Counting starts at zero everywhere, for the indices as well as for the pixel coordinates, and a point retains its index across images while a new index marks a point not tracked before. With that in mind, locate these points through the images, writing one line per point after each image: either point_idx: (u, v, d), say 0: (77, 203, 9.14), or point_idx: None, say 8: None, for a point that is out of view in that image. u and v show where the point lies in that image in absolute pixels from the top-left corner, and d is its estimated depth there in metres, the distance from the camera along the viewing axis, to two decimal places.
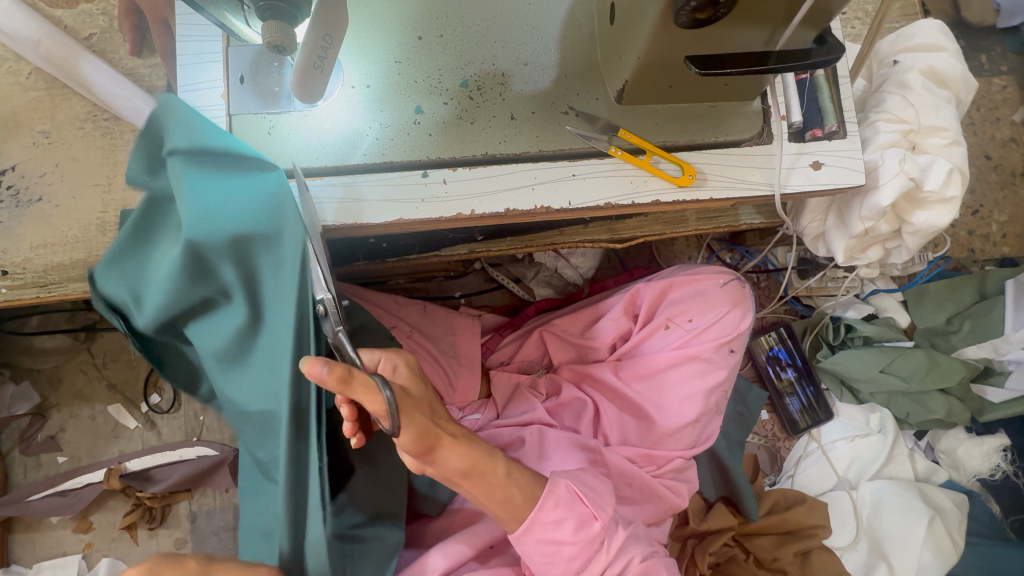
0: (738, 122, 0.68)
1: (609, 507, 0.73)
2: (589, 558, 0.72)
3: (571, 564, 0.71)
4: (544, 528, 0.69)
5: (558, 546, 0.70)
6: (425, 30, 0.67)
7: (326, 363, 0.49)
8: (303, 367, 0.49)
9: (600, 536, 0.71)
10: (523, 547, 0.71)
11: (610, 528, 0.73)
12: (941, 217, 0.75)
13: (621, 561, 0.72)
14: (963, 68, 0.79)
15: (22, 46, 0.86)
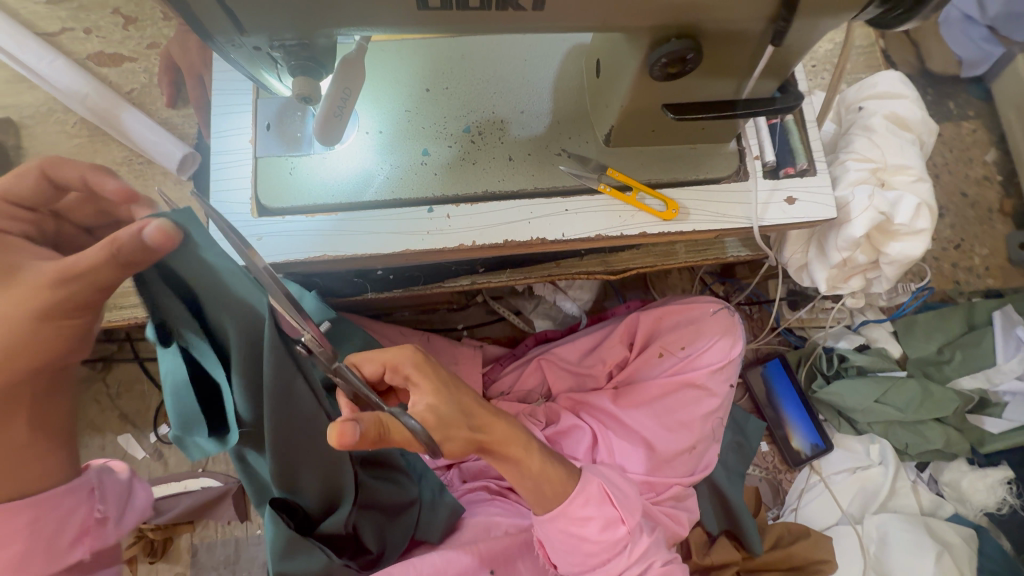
0: (715, 162, 0.74)
1: (636, 513, 0.77)
2: (609, 559, 0.76)
3: (589, 560, 0.76)
4: (571, 522, 0.74)
5: (581, 540, 0.75)
6: (432, 83, 0.75)
7: (355, 429, 0.51)
8: (334, 445, 0.51)
9: (625, 539, 0.76)
10: (546, 532, 0.76)
11: (635, 534, 0.77)
12: (913, 248, 0.81)
13: (643, 566, 0.77)
14: (923, 113, 0.86)
15: (70, 99, 0.96)
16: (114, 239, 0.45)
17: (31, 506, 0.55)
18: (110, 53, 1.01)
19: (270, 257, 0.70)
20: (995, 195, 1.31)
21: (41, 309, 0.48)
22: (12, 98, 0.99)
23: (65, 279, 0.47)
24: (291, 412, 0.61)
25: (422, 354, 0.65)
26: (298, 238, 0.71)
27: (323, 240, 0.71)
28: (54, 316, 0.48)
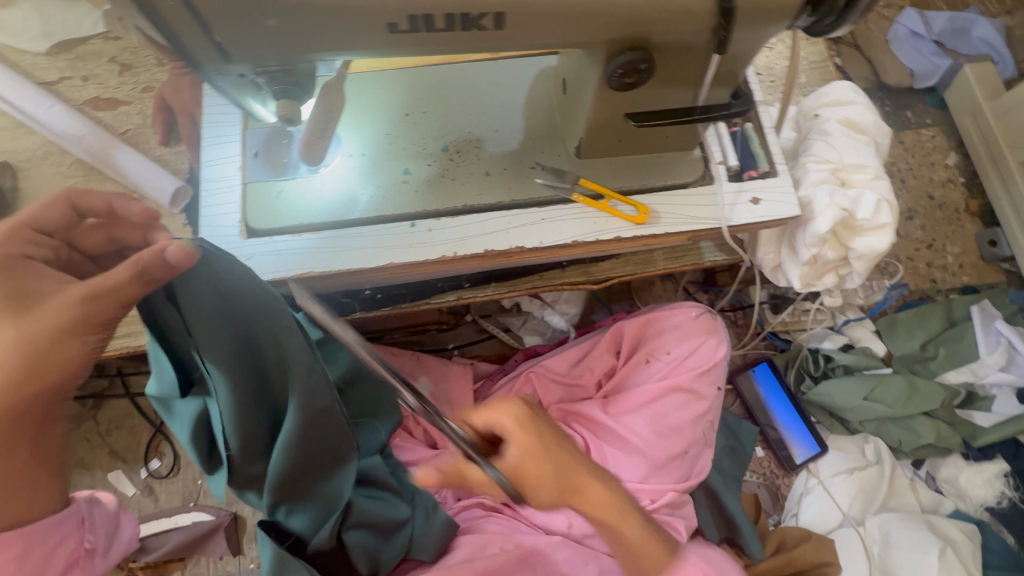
0: (681, 167, 0.78)
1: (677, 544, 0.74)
2: None
3: None
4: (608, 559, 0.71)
5: None
6: (411, 108, 0.80)
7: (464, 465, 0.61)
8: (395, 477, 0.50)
9: None
10: None
11: None
12: (878, 243, 0.84)
13: None
14: (874, 117, 0.91)
15: (68, 142, 1.00)
16: (138, 257, 0.47)
17: (23, 537, 0.57)
18: (106, 98, 1.06)
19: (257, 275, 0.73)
20: (960, 196, 1.37)
21: (62, 330, 0.48)
22: (10, 143, 1.03)
23: (90, 299, 0.47)
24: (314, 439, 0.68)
25: (524, 410, 0.67)
26: (286, 256, 0.74)
27: (309, 257, 0.74)
28: (76, 332, 0.48)
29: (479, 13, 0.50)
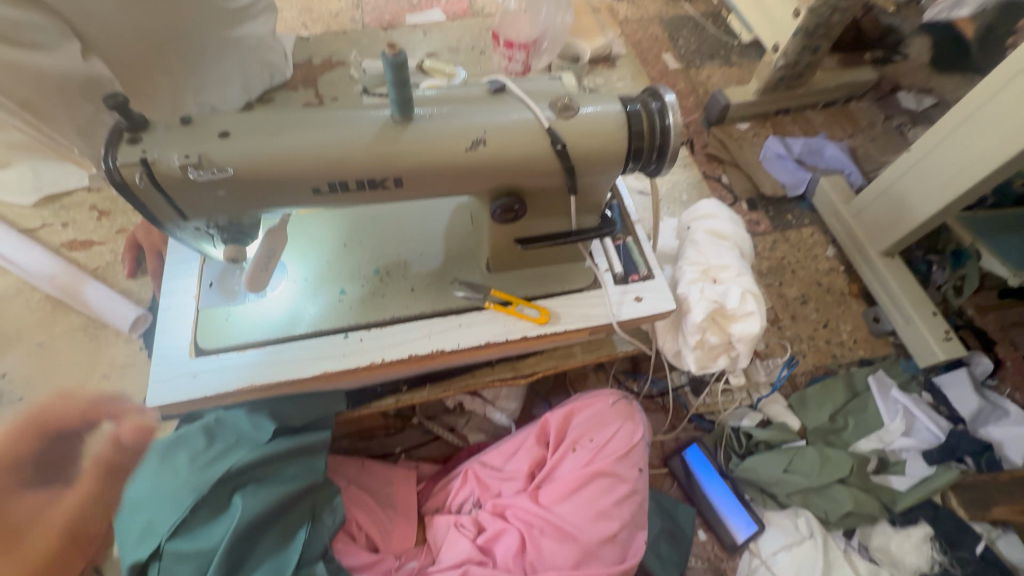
0: (575, 275, 0.94)
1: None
2: None
3: None
4: None
5: None
6: (348, 240, 0.95)
7: None
8: None
9: None
10: None
11: None
12: (750, 327, 0.99)
13: None
14: (735, 227, 1.12)
15: (39, 280, 1.11)
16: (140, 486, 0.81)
17: None
18: (82, 240, 1.20)
19: (203, 390, 0.81)
20: (844, 281, 1.58)
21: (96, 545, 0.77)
22: None
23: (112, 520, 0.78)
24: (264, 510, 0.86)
25: None
26: (231, 371, 0.83)
27: (252, 370, 0.83)
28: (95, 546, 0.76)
29: (382, 177, 0.66)
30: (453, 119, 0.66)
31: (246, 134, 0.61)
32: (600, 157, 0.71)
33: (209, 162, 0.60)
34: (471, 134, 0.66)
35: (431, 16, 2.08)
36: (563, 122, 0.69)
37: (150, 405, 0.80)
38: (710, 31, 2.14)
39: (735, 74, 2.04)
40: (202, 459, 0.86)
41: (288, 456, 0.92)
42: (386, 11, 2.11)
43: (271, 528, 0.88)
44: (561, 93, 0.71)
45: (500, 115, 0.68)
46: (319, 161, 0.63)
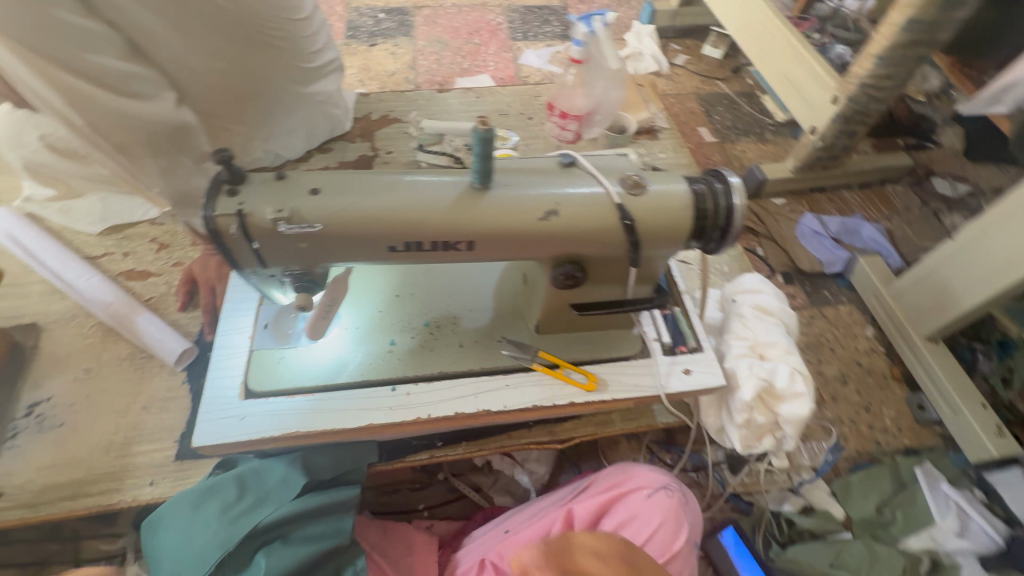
0: (624, 342, 0.94)
1: None
2: None
3: None
4: None
5: None
6: (401, 290, 0.97)
7: None
8: None
9: None
10: None
11: None
12: (799, 409, 0.97)
13: None
14: (782, 303, 1.11)
15: (95, 306, 1.14)
16: None
17: None
18: (140, 270, 1.24)
19: (249, 434, 0.81)
20: (884, 363, 1.54)
21: None
22: (43, 307, 1.17)
23: None
24: None
25: None
26: (278, 416, 0.83)
27: (299, 417, 0.83)
28: None
29: (456, 240, 0.69)
30: (528, 190, 0.69)
31: (336, 192, 0.64)
32: (664, 233, 0.73)
33: (300, 218, 0.63)
34: (545, 205, 0.69)
35: (480, 81, 2.22)
36: (631, 199, 0.71)
37: (195, 445, 0.79)
38: (744, 109, 2.24)
39: (770, 151, 2.11)
40: (232, 512, 0.86)
41: (314, 514, 0.89)
42: (438, 73, 2.26)
43: None
44: (629, 170, 0.74)
45: (572, 189, 0.70)
46: (400, 222, 0.66)
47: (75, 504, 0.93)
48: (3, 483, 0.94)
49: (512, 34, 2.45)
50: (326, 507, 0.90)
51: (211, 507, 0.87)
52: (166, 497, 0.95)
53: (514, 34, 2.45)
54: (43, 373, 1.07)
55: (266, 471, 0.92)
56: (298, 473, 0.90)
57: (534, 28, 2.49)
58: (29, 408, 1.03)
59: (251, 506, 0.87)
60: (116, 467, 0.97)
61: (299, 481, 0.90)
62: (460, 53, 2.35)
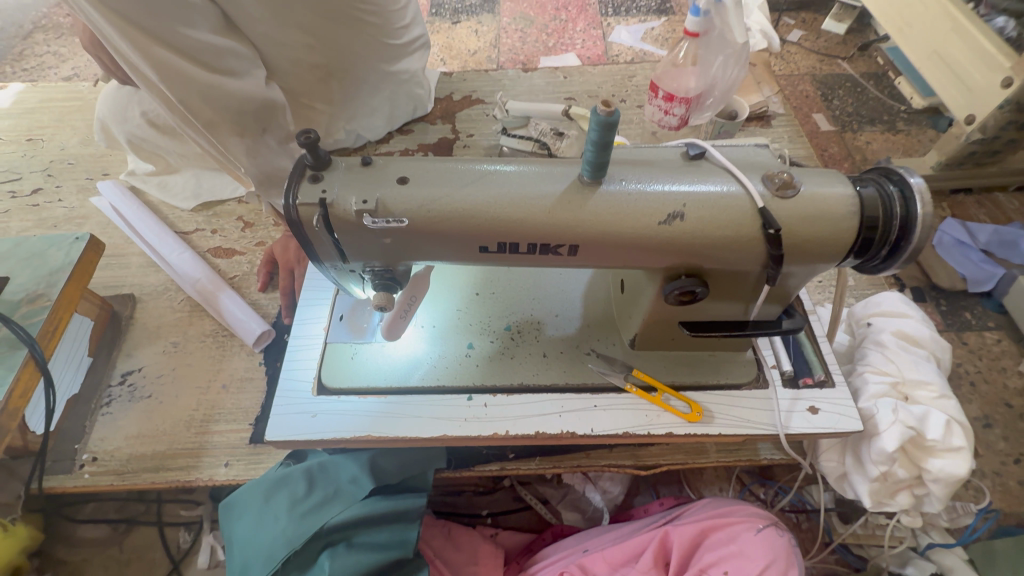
0: (735, 368, 0.80)
1: None
2: None
3: None
4: None
5: None
6: (481, 288, 0.89)
7: None
8: None
9: None
10: None
11: None
12: (955, 467, 0.79)
13: None
14: (931, 332, 0.92)
15: (185, 281, 1.17)
16: None
17: None
18: (226, 248, 1.26)
19: (320, 433, 0.76)
20: None
21: None
22: (140, 279, 1.22)
23: None
24: None
25: None
26: (351, 417, 0.78)
27: (371, 420, 0.78)
28: None
29: (557, 244, 0.59)
30: (648, 187, 0.58)
31: (425, 182, 0.56)
32: (816, 248, 0.58)
33: (386, 211, 0.56)
34: (668, 207, 0.57)
35: (565, 60, 2.07)
36: (778, 203, 0.57)
37: (267, 439, 0.76)
38: (871, 94, 1.93)
39: (901, 142, 1.81)
40: (300, 508, 0.84)
41: (380, 520, 0.86)
42: (521, 52, 2.14)
43: None
44: (775, 165, 0.60)
45: (701, 187, 0.58)
46: (496, 219, 0.56)
47: (157, 476, 0.95)
48: (96, 448, 0.98)
49: (602, 9, 2.26)
50: (395, 513, 0.87)
51: (281, 500, 0.85)
52: (239, 480, 0.95)
53: (604, 10, 2.26)
54: (135, 344, 1.11)
55: (335, 466, 0.88)
56: (367, 476, 0.86)
57: (626, 3, 2.29)
58: (122, 376, 1.07)
59: (319, 503, 0.85)
60: (195, 443, 0.98)
61: (367, 484, 0.85)
62: (546, 31, 2.21)
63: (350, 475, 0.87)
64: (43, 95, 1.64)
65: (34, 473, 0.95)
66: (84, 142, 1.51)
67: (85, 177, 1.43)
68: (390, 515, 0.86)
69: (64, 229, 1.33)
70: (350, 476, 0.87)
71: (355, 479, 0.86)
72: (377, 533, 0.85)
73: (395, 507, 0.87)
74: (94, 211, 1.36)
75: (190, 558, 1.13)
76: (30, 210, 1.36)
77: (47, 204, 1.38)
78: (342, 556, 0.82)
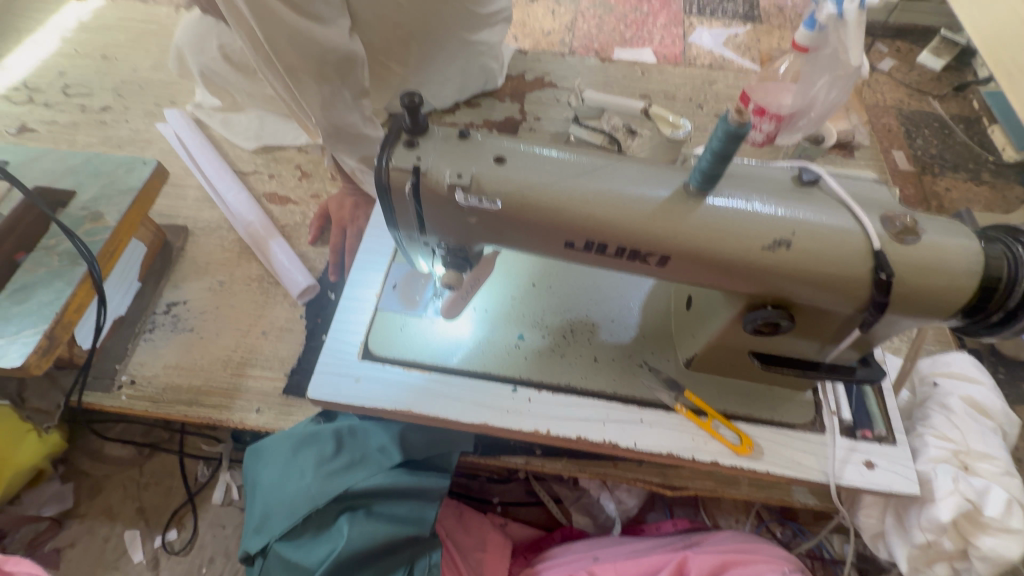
0: (792, 407, 0.76)
1: None
2: None
3: None
4: None
5: None
6: (538, 279, 0.86)
7: None
8: None
9: None
10: None
11: None
12: (1010, 549, 0.74)
13: None
14: (1002, 403, 0.86)
15: (238, 223, 1.17)
16: None
17: None
18: (280, 196, 1.25)
19: (360, 399, 0.76)
20: None
21: None
22: (194, 212, 1.22)
23: None
24: (359, 551, 0.81)
25: None
26: (393, 389, 0.77)
27: (412, 395, 0.77)
28: None
29: (648, 252, 0.55)
30: (757, 208, 0.54)
31: (523, 166, 0.54)
32: (925, 302, 0.54)
33: (480, 189, 0.53)
34: (776, 233, 0.53)
35: (641, 55, 1.99)
36: (896, 247, 0.53)
37: (309, 396, 0.76)
38: (959, 138, 1.82)
39: (983, 196, 1.71)
40: (326, 468, 0.84)
41: (403, 494, 0.85)
42: (596, 40, 2.07)
43: (371, 565, 0.83)
44: (895, 206, 0.56)
45: (813, 215, 0.54)
46: (590, 217, 0.53)
47: (190, 410, 0.96)
48: (135, 371, 0.99)
49: (686, 7, 2.17)
50: (418, 490, 0.86)
51: (310, 455, 0.85)
52: (268, 428, 0.95)
53: (688, 7, 2.16)
54: (183, 276, 1.12)
55: (366, 432, 0.88)
56: (396, 448, 0.85)
57: (713, 3, 2.18)
58: (167, 306, 1.08)
59: (345, 466, 0.84)
60: (230, 384, 0.99)
61: (395, 456, 0.85)
62: (624, 21, 2.13)
63: (379, 444, 0.86)
64: (121, 13, 1.65)
65: (75, 386, 0.97)
66: (156, 67, 1.51)
67: (153, 102, 1.43)
68: (412, 491, 0.86)
69: (128, 150, 1.34)
70: (379, 445, 0.86)
71: (383, 448, 0.86)
72: (397, 505, 0.85)
73: (419, 484, 0.86)
74: (158, 137, 1.36)
75: (205, 492, 1.16)
76: (97, 127, 1.37)
77: (114, 123, 1.39)
78: (361, 522, 0.82)
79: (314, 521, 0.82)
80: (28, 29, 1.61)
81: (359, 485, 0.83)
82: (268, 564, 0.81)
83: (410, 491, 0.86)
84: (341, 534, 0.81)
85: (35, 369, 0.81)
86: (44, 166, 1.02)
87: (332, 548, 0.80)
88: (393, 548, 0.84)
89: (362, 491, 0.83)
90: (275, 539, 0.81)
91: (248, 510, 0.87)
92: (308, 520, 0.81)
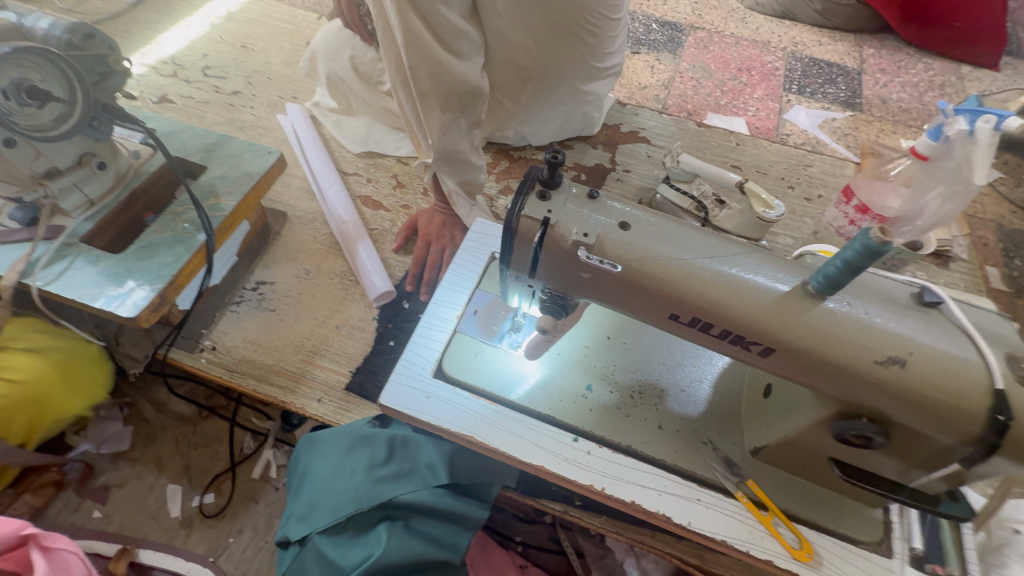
0: (860, 523, 0.73)
1: None
2: None
3: None
4: None
5: None
6: (613, 333, 0.87)
7: None
8: None
9: None
10: None
11: None
12: None
13: None
14: None
15: (333, 219, 1.25)
16: None
17: None
18: (374, 200, 1.33)
19: (427, 415, 0.78)
20: None
21: None
22: (295, 201, 1.31)
23: None
24: (391, 564, 0.82)
25: None
26: (459, 412, 0.79)
27: (476, 422, 0.78)
28: None
29: (752, 340, 0.56)
30: (874, 320, 0.54)
31: (645, 236, 0.56)
32: None
33: (602, 250, 0.56)
34: (891, 349, 0.53)
35: (733, 123, 2.00)
36: (1020, 390, 0.51)
37: (380, 402, 0.79)
38: None
39: None
40: (376, 472, 0.86)
41: (441, 516, 0.87)
42: (690, 101, 2.09)
43: None
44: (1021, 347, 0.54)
45: (932, 339, 0.53)
46: (703, 297, 0.55)
47: (258, 386, 1.02)
48: (217, 339, 1.07)
49: (786, 83, 2.17)
50: (456, 515, 0.87)
51: (363, 457, 0.88)
52: (326, 419, 0.99)
53: (788, 84, 2.16)
54: (275, 259, 1.20)
55: (417, 445, 0.90)
56: (444, 469, 0.86)
57: (814, 84, 2.17)
58: (256, 284, 1.15)
59: (393, 475, 0.86)
60: (298, 369, 1.04)
61: (442, 477, 0.86)
62: (721, 87, 2.15)
63: (428, 460, 0.88)
64: (264, 10, 1.82)
65: (165, 341, 1.05)
66: (285, 62, 1.65)
67: (276, 94, 1.56)
68: (450, 515, 0.87)
69: (247, 134, 1.46)
70: (428, 462, 0.88)
71: (431, 466, 0.87)
72: (432, 525, 0.86)
73: (458, 510, 0.87)
74: (276, 127, 1.48)
75: (246, 464, 1.21)
76: (226, 108, 1.51)
77: (240, 107, 1.52)
78: (398, 535, 0.83)
79: (355, 522, 0.84)
80: (184, 11, 1.79)
81: (403, 497, 0.84)
82: (304, 554, 0.84)
83: (448, 515, 0.87)
84: (377, 541, 0.83)
85: (143, 322, 0.88)
86: (184, 139, 1.13)
87: (368, 554, 0.82)
88: (422, 568, 0.85)
89: (404, 504, 0.85)
90: (316, 530, 0.84)
91: (295, 496, 0.90)
92: (350, 520, 0.84)
